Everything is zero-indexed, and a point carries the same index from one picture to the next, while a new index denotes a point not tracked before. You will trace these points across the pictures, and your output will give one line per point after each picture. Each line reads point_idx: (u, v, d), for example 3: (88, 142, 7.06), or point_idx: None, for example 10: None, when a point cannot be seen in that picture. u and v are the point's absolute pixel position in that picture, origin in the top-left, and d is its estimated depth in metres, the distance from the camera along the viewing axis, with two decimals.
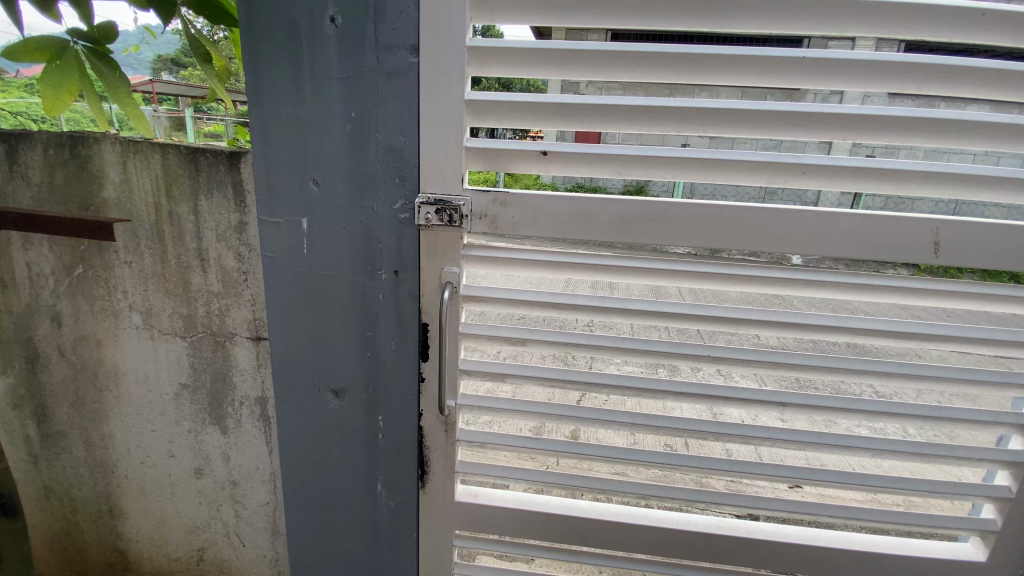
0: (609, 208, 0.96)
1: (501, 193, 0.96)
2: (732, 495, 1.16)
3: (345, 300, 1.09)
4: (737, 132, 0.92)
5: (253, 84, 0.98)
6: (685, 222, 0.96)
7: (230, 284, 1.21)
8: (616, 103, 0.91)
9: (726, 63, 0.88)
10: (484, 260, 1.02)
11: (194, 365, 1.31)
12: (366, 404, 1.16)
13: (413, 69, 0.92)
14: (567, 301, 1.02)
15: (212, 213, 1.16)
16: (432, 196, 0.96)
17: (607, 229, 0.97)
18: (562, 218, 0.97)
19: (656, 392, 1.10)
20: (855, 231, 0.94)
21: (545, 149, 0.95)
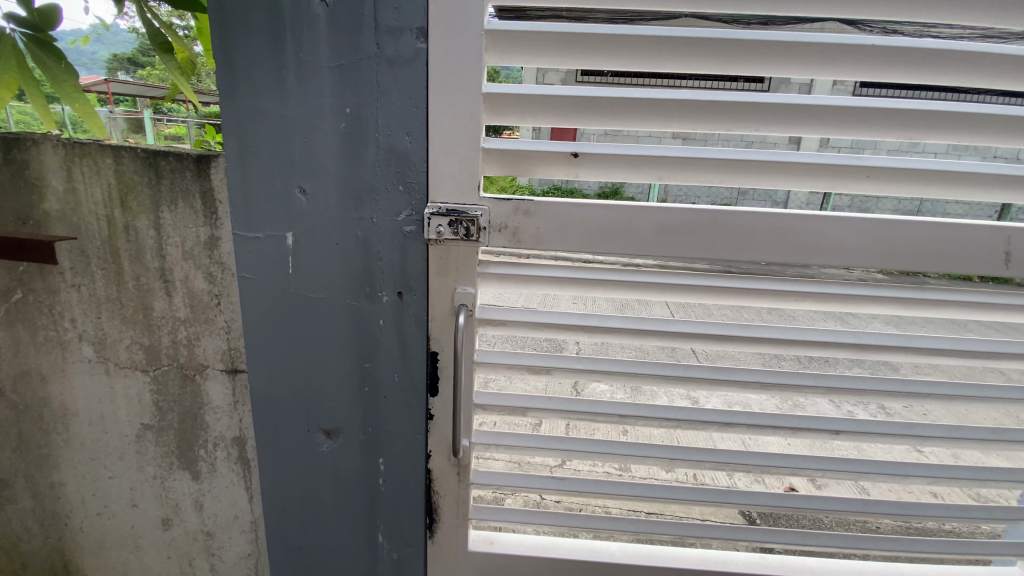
0: (648, 217, 0.83)
1: (525, 202, 0.82)
2: (775, 532, 1.04)
3: (338, 327, 0.94)
4: (795, 131, 0.80)
5: (225, 74, 0.82)
6: (734, 233, 0.84)
7: (200, 309, 1.04)
8: (659, 97, 0.78)
9: (784, 51, 0.76)
10: (504, 278, 0.88)
11: (158, 402, 1.13)
12: (364, 445, 1.00)
13: (420, 57, 0.78)
14: (597, 325, 0.91)
15: (177, 227, 0.99)
16: (443, 206, 0.82)
17: (646, 241, 0.85)
18: (594, 229, 0.84)
19: (692, 422, 0.98)
20: (922, 241, 0.84)
21: (577, 148, 0.80)
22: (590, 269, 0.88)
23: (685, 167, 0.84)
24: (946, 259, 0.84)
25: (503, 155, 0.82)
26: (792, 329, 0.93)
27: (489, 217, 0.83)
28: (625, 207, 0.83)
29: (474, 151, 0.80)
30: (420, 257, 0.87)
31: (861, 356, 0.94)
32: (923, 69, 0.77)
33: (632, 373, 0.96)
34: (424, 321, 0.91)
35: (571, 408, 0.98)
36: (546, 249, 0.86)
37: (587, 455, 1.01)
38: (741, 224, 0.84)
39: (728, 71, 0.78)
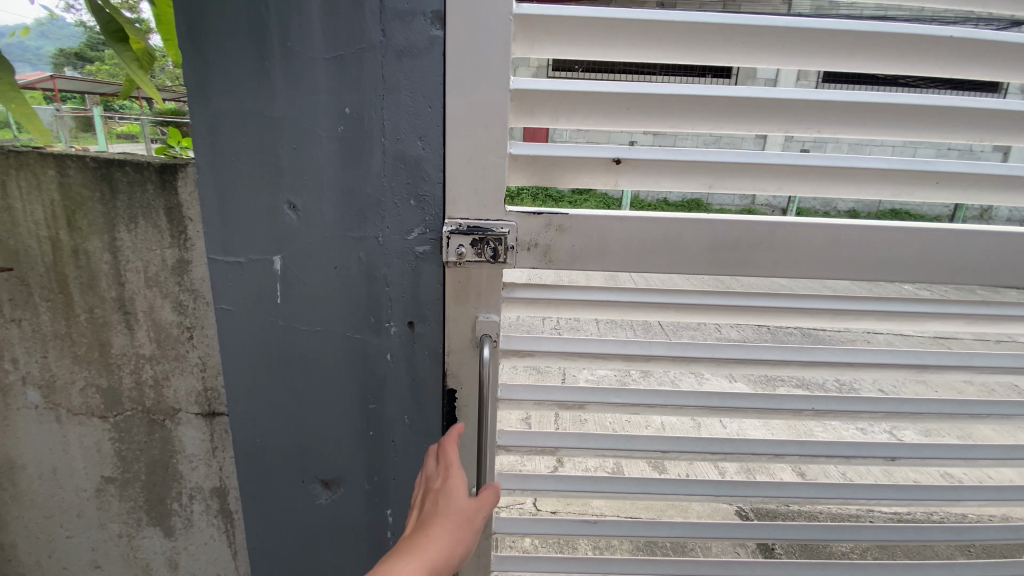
0: (699, 232, 0.73)
1: (558, 216, 0.70)
2: (821, 566, 0.97)
3: (337, 364, 0.80)
4: (863, 132, 0.71)
5: (195, 68, 0.68)
6: (793, 248, 0.75)
7: (168, 345, 0.88)
8: (717, 94, 0.67)
9: (856, 42, 0.67)
10: (532, 303, 0.76)
11: (121, 451, 0.97)
12: (370, 496, 0.87)
13: (436, 46, 0.65)
14: (641, 352, 0.80)
15: (138, 250, 0.83)
16: (465, 223, 0.69)
17: (697, 258, 0.74)
18: (638, 245, 0.73)
19: (735, 452, 0.90)
20: (993, 253, 0.76)
21: (620, 154, 0.70)
22: (631, 292, 0.78)
23: (739, 174, 0.74)
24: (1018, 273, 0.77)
25: (534, 164, 0.70)
26: (849, 350, 0.85)
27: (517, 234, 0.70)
28: (674, 220, 0.72)
29: (501, 159, 0.68)
30: (435, 281, 0.74)
31: (915, 377, 0.87)
32: (999, 64, 0.70)
33: (673, 405, 0.86)
34: (439, 354, 0.78)
35: (605, 443, 0.89)
36: (583, 269, 0.74)
37: (621, 493, 0.91)
38: (802, 237, 0.75)
39: (791, 64, 0.68)
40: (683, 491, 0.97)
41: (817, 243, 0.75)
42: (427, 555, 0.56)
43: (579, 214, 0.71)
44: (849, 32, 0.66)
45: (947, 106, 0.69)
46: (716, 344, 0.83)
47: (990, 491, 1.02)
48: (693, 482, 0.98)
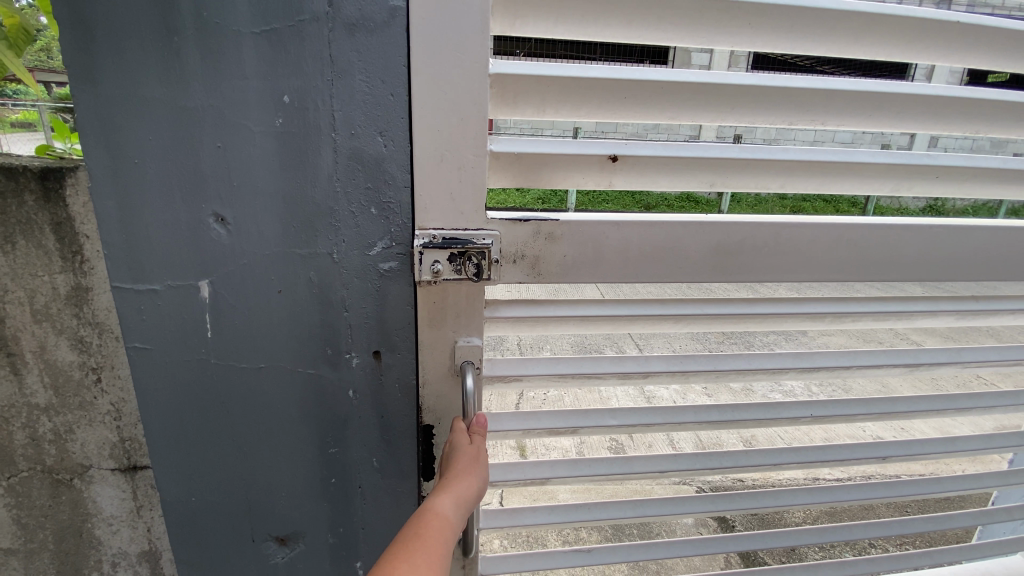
0: (702, 236, 0.65)
1: (548, 222, 0.60)
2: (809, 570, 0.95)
3: (287, 404, 0.67)
4: (862, 124, 0.67)
5: (75, 41, 0.52)
6: (800, 250, 0.69)
7: (69, 391, 0.72)
8: (721, 80, 0.61)
9: (863, 26, 0.62)
10: (520, 323, 0.66)
11: (20, 519, 0.79)
12: (335, 550, 0.75)
13: (398, 17, 0.53)
14: (638, 372, 0.73)
15: (18, 278, 0.66)
16: (442, 235, 0.57)
17: (703, 265, 0.67)
18: (640, 252, 0.64)
19: (730, 467, 0.86)
20: (993, 249, 0.73)
21: (618, 147, 0.61)
22: (630, 304, 0.69)
23: (744, 171, 0.67)
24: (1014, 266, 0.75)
25: (520, 163, 0.60)
26: (850, 352, 0.81)
27: (501, 245, 0.60)
28: (679, 221, 0.64)
29: (481, 157, 0.56)
30: (402, 303, 0.63)
31: (904, 374, 0.85)
32: (995, 53, 0.68)
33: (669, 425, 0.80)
34: (412, 386, 0.67)
35: (598, 465, 0.82)
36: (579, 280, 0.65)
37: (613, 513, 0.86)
38: (814, 239, 0.68)
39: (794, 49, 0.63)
40: (677, 508, 0.92)
41: (827, 244, 0.69)
42: (457, 490, 0.53)
43: (573, 217, 0.61)
44: (854, 14, 0.61)
45: (948, 95, 0.66)
46: (717, 357, 0.76)
47: (961, 478, 1.05)
48: (685, 497, 0.93)
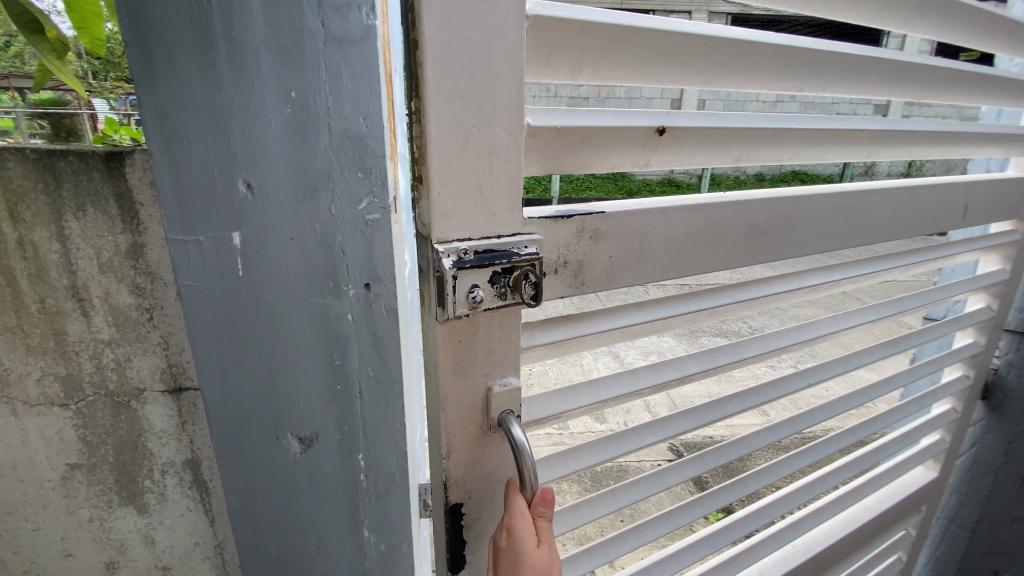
0: (733, 218, 0.99)
1: (592, 221, 0.84)
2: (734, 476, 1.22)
3: (302, 327, 0.88)
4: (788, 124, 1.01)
5: (139, 58, 0.73)
6: (772, 227, 1.05)
7: (128, 327, 0.92)
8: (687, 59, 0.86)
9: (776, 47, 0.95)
10: (553, 334, 0.90)
11: (85, 437, 0.99)
12: (342, 444, 0.97)
13: (373, 34, 0.74)
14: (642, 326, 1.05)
15: (89, 237, 0.86)
16: (482, 252, 0.73)
17: (704, 237, 0.96)
18: (659, 241, 0.91)
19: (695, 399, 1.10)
20: (861, 215, 1.18)
21: (665, 123, 0.86)
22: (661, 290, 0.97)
23: (703, 138, 0.91)
24: (861, 207, 1.18)
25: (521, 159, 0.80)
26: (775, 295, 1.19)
27: (535, 252, 0.76)
28: (680, 213, 0.92)
29: (513, 138, 0.73)
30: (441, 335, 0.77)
31: (799, 288, 1.23)
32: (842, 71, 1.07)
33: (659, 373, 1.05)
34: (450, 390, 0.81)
35: (611, 390, 1.02)
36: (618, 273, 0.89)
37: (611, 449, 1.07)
38: (759, 209, 1.01)
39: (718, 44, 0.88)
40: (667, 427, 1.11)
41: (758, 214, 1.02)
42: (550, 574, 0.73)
43: (614, 224, 0.85)
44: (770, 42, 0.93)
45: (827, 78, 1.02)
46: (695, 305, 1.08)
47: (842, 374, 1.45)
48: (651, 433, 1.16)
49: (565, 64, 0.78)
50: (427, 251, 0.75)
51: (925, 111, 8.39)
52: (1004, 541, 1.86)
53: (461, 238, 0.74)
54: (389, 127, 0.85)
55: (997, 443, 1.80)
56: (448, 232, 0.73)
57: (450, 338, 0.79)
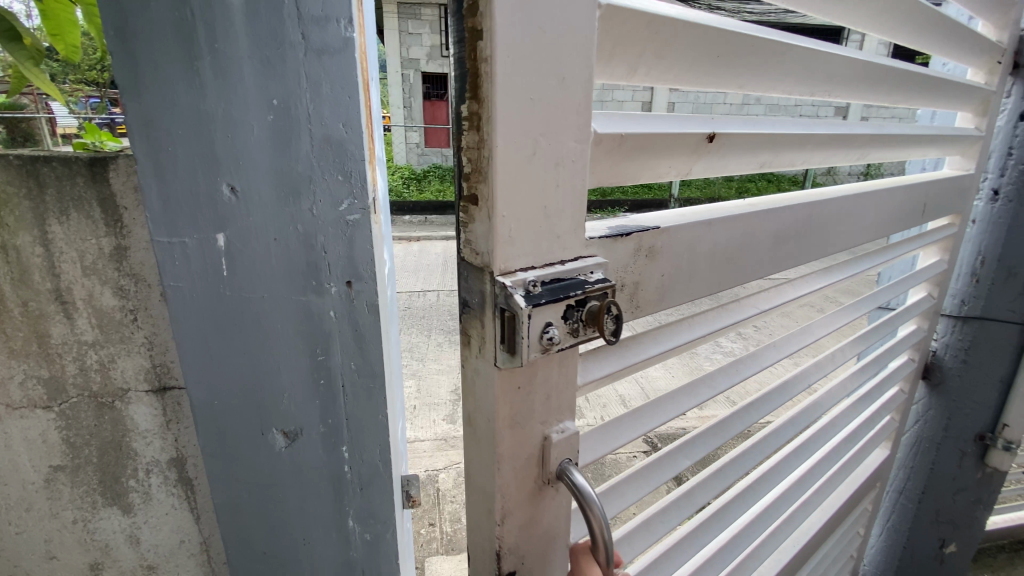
0: (764, 224, 0.95)
1: (646, 234, 0.78)
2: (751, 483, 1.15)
3: (285, 324, 0.92)
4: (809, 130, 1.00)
5: (125, 68, 0.76)
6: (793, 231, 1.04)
7: (111, 328, 0.94)
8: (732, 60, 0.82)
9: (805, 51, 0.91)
10: (606, 366, 0.81)
11: (69, 438, 1.00)
12: (326, 437, 1.00)
13: (350, 45, 0.79)
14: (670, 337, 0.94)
15: (72, 241, 0.88)
16: (552, 284, 0.65)
17: (741, 246, 0.92)
18: (705, 253, 0.87)
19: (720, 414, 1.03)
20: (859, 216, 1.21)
21: (715, 129, 0.80)
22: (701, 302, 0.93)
23: (742, 149, 0.87)
24: (860, 213, 1.20)
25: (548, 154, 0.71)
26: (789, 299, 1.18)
27: (603, 279, 0.70)
28: (723, 224, 0.88)
29: (580, 148, 0.67)
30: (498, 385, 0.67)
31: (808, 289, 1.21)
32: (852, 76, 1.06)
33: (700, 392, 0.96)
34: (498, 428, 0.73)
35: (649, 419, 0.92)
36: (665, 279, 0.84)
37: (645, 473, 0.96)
38: (784, 216, 0.99)
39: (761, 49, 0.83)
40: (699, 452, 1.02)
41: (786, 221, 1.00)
42: None
43: (668, 240, 0.80)
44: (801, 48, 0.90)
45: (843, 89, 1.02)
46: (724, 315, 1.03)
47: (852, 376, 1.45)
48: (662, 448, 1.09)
49: (626, 64, 0.71)
50: (483, 286, 0.65)
51: (884, 113, 8.75)
52: (949, 512, 1.95)
53: (523, 268, 0.66)
54: (367, 132, 0.89)
55: (936, 420, 1.86)
56: (509, 260, 0.64)
57: (501, 381, 0.68)
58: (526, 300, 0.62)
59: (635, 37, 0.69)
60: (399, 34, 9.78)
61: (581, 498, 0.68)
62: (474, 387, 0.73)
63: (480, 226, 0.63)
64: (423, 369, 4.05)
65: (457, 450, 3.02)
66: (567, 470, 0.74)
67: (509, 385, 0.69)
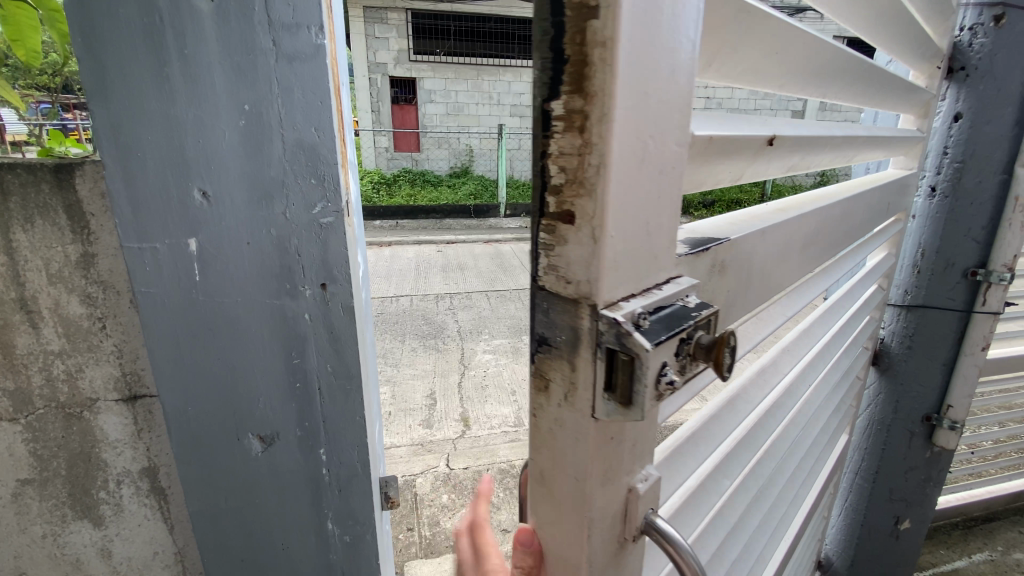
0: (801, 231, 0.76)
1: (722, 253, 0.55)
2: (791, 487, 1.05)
3: (260, 327, 0.92)
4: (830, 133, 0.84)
5: (92, 72, 0.75)
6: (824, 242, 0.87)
7: (79, 337, 0.93)
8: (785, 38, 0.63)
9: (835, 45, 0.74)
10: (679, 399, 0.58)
11: (36, 451, 0.98)
12: (303, 440, 1.01)
13: (321, 51, 0.81)
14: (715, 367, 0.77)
15: (38, 248, 0.87)
16: (660, 310, 0.44)
17: (784, 264, 0.72)
18: (760, 270, 0.66)
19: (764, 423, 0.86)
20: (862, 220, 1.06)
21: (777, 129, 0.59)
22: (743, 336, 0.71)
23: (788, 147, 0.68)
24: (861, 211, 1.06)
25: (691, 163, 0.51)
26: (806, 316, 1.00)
27: (701, 302, 0.48)
28: (778, 231, 0.67)
29: (681, 150, 0.46)
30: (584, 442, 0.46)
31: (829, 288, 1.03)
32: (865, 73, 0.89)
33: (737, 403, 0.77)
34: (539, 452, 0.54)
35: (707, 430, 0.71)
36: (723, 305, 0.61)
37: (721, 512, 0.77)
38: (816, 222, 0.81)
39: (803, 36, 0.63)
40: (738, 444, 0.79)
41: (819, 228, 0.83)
42: None
43: (737, 254, 0.58)
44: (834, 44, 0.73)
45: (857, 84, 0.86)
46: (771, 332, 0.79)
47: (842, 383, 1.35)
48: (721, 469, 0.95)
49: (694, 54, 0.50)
50: (575, 320, 0.44)
51: (838, 115, 9.13)
52: (902, 488, 1.66)
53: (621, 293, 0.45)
54: (339, 136, 0.91)
55: (885, 402, 1.59)
56: (614, 290, 0.43)
57: (578, 422, 0.48)
58: (648, 334, 0.41)
59: (718, 27, 0.50)
60: (365, 38, 9.68)
61: (675, 559, 0.49)
62: (561, 424, 0.50)
63: (573, 250, 0.43)
64: (397, 374, 4.02)
65: (433, 455, 3.00)
66: (652, 522, 0.53)
67: (588, 438, 0.47)
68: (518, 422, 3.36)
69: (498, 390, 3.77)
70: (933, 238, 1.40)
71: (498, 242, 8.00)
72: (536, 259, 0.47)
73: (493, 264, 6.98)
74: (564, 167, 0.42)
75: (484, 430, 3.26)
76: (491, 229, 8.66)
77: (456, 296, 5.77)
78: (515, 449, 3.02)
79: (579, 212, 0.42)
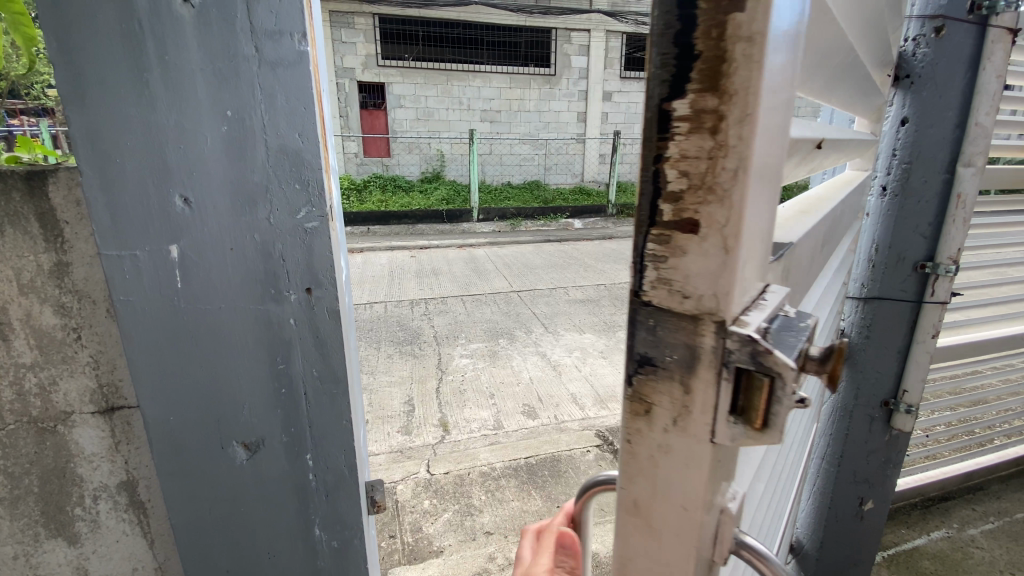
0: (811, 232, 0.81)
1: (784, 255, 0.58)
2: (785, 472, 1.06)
3: (244, 333, 0.92)
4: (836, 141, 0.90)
5: (70, 78, 0.75)
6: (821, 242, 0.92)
7: (53, 349, 0.90)
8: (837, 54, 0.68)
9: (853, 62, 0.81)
10: None
11: (7, 468, 0.95)
12: (289, 446, 1.00)
13: (305, 58, 0.82)
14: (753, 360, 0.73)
15: (8, 258, 0.84)
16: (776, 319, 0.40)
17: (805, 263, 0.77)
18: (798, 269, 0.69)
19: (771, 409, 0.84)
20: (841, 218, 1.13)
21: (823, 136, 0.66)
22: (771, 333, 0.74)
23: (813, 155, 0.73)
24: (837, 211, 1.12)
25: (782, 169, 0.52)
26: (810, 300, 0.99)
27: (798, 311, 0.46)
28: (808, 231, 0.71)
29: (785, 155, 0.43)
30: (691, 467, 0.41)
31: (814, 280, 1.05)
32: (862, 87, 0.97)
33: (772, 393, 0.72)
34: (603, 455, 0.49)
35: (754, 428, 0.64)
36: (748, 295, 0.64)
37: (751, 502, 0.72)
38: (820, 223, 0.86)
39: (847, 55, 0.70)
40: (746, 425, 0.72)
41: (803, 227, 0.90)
42: None
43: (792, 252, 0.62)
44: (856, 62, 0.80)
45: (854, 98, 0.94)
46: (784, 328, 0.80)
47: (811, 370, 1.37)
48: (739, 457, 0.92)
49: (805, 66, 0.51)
50: (693, 338, 0.40)
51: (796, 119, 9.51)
52: (863, 470, 1.73)
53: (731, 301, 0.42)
54: (322, 142, 0.92)
55: (846, 390, 1.67)
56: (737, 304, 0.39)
57: (688, 451, 0.43)
58: (780, 349, 0.38)
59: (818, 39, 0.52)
60: (331, 43, 9.64)
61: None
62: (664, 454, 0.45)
63: (693, 262, 0.39)
64: (373, 382, 3.98)
65: (413, 461, 2.99)
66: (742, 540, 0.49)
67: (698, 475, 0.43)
68: (498, 425, 3.37)
69: (476, 393, 3.77)
70: (883, 235, 1.50)
71: (471, 247, 8.01)
72: (637, 273, 0.43)
73: (467, 269, 6.98)
74: (684, 169, 0.37)
75: (464, 434, 3.27)
76: (464, 234, 8.66)
77: (431, 301, 5.75)
78: (496, 452, 3.03)
79: (705, 221, 0.37)
